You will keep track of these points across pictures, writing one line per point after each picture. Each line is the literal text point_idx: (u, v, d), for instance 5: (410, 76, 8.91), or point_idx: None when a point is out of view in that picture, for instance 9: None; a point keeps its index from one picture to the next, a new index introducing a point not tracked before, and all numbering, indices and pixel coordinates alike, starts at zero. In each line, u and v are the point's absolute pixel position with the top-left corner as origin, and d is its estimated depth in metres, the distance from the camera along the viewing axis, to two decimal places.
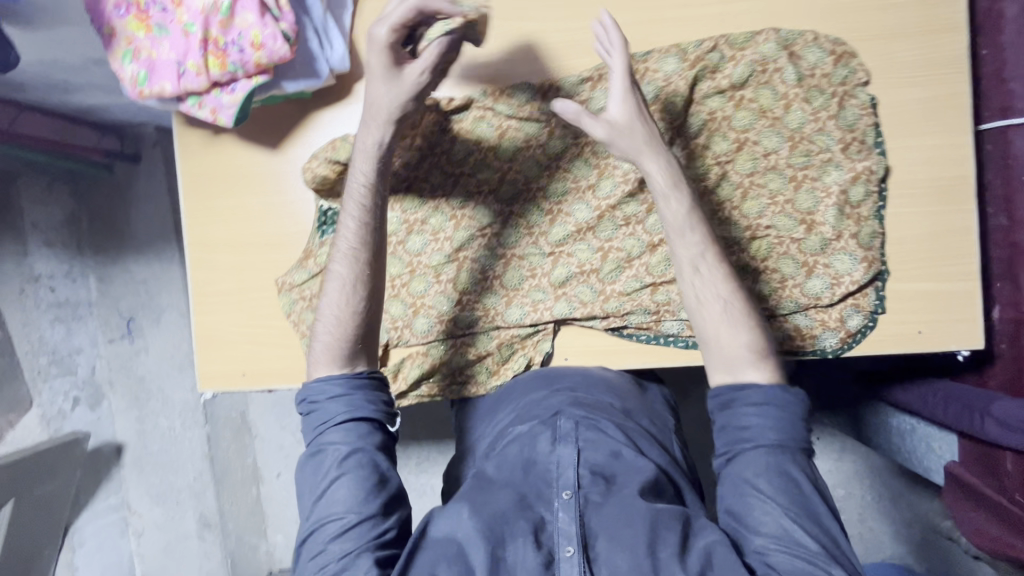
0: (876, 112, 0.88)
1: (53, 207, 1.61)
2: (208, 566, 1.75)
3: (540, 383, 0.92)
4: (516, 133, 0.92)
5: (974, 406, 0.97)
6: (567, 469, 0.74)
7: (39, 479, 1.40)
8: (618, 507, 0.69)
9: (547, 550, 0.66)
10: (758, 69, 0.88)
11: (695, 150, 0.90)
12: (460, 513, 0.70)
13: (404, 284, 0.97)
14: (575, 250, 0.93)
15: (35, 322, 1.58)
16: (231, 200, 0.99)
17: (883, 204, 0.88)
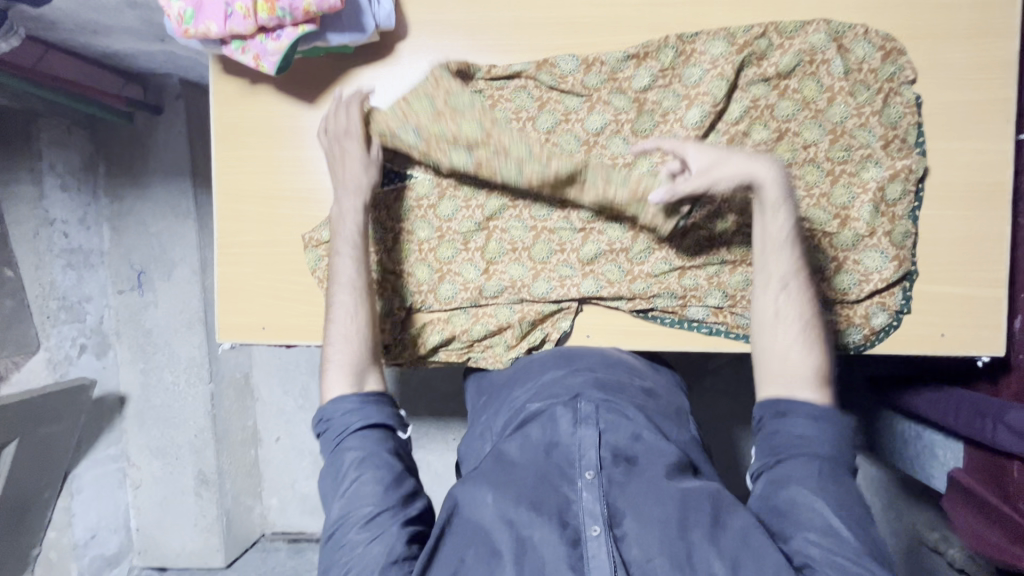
0: (919, 112, 0.88)
1: (73, 150, 1.57)
2: (203, 522, 1.74)
3: (557, 362, 0.91)
4: (556, 106, 0.92)
5: (986, 413, 0.98)
6: (589, 450, 0.74)
7: (44, 421, 1.40)
8: (643, 489, 0.70)
9: (573, 531, 0.68)
10: (806, 59, 0.87)
11: (736, 137, 0.89)
12: (483, 500, 0.71)
13: (432, 249, 0.97)
14: (605, 227, 0.93)
15: (49, 266, 1.52)
16: (263, 152, 0.98)
17: (917, 205, 0.89)
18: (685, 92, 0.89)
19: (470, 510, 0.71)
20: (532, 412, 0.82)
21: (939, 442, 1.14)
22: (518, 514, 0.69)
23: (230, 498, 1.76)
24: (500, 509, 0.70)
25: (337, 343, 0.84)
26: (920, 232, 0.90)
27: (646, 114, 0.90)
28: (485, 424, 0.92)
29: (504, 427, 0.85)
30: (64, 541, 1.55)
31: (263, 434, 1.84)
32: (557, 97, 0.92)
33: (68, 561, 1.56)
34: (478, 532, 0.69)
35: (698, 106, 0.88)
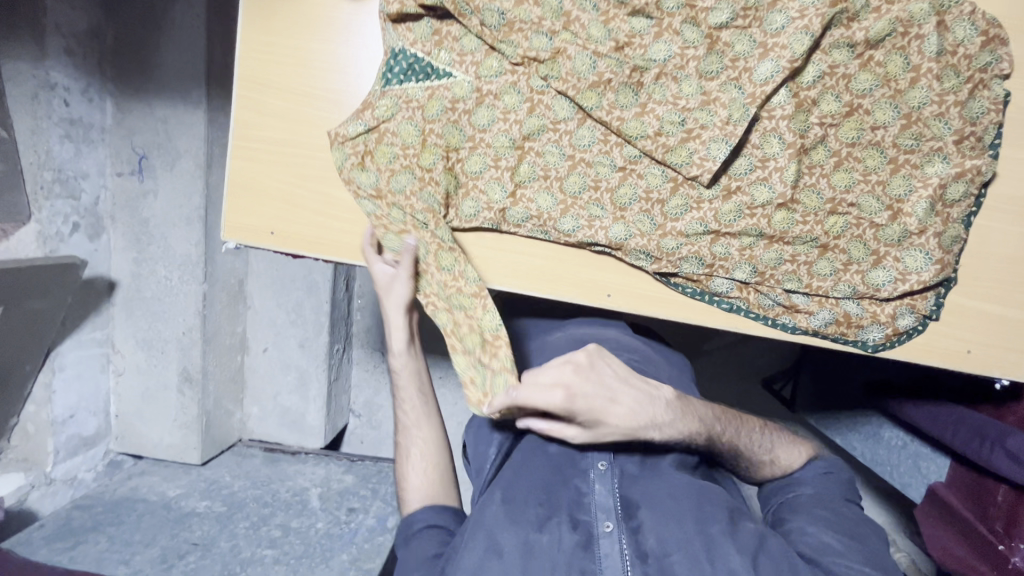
0: (1004, 110, 0.81)
1: (79, 12, 1.45)
2: (182, 420, 1.74)
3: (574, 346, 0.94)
4: (622, 24, 0.80)
5: (986, 435, 0.98)
6: (600, 442, 0.82)
7: (30, 294, 1.35)
8: (653, 481, 0.79)
9: (585, 528, 0.76)
10: (899, 31, 0.77)
11: (806, 103, 0.80)
12: (493, 500, 0.79)
13: (460, 159, 0.89)
14: (648, 170, 0.86)
15: (47, 133, 1.43)
16: (291, 39, 0.89)
17: (975, 211, 0.84)
18: (762, 44, 0.78)
19: (485, 517, 0.78)
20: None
21: (924, 454, 1.15)
22: (525, 514, 0.77)
23: (212, 400, 1.78)
24: (512, 524, 0.77)
25: (407, 420, 0.98)
26: (970, 242, 0.85)
27: (715, 55, 0.80)
28: (494, 410, 0.94)
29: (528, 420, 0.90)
30: (42, 416, 1.54)
31: (251, 342, 1.88)
32: (624, 17, 0.80)
33: (45, 436, 1.55)
34: (487, 533, 0.76)
35: (771, 58, 0.78)
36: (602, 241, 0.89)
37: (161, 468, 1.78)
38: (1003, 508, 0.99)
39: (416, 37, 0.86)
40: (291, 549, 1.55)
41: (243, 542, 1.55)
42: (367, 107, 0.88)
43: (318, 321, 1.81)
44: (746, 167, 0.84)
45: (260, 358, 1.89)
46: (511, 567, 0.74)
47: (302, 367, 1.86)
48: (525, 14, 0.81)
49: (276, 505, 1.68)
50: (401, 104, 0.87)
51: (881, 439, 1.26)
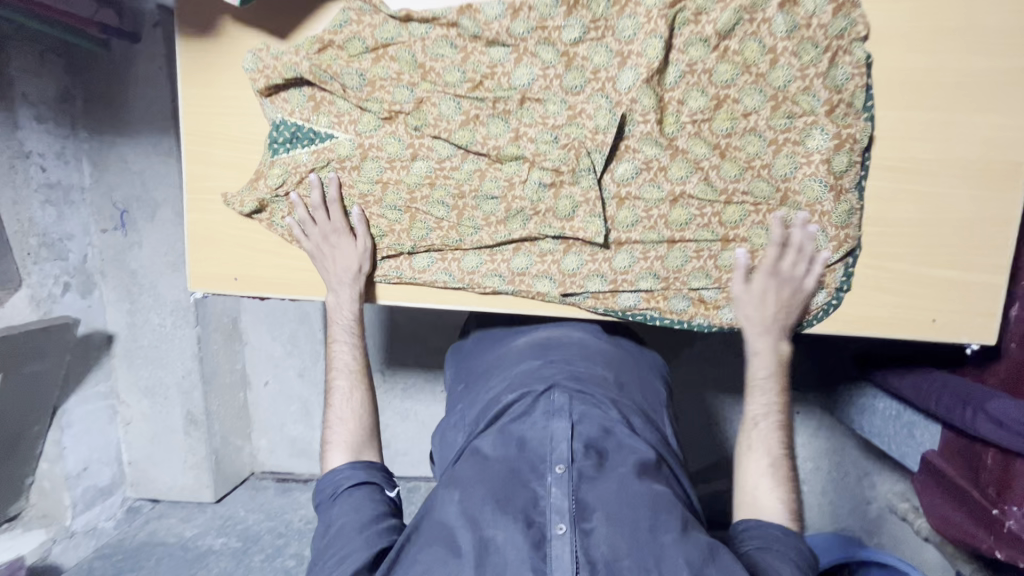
0: (869, 73, 0.82)
1: (46, 80, 1.49)
2: (193, 460, 1.79)
3: (535, 352, 0.95)
4: (533, 58, 0.85)
5: (968, 400, 0.96)
6: (560, 443, 0.77)
7: (28, 358, 1.40)
8: (613, 484, 0.74)
9: (538, 529, 0.71)
10: (746, 17, 0.80)
11: (723, 99, 0.83)
12: (452, 496, 0.75)
13: (376, 202, 0.92)
14: (577, 177, 0.86)
15: (27, 201, 1.48)
16: (231, 91, 0.92)
17: (865, 176, 0.84)
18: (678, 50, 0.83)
19: (439, 503, 0.75)
20: (503, 404, 0.84)
21: (916, 422, 1.14)
22: (481, 513, 0.72)
23: (219, 438, 1.81)
24: (464, 506, 0.73)
25: (342, 373, 0.97)
26: (922, 209, 0.85)
27: (630, 70, 0.82)
28: (459, 413, 0.96)
29: (479, 416, 0.89)
30: (56, 472, 1.60)
31: (252, 377, 1.89)
32: (534, 48, 0.85)
33: (61, 491, 1.61)
34: (444, 531, 0.72)
35: (676, 63, 0.83)
36: (555, 274, 0.91)
37: (178, 509, 1.82)
38: (993, 472, 0.97)
39: (346, 86, 0.88)
40: None
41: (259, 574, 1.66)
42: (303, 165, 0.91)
43: (313, 350, 1.82)
44: (685, 170, 0.85)
45: (262, 392, 1.89)
46: (463, 570, 0.69)
47: (304, 397, 1.87)
48: (382, 71, 0.88)
49: (289, 535, 1.76)
50: (290, 170, 0.92)
51: (875, 410, 1.25)
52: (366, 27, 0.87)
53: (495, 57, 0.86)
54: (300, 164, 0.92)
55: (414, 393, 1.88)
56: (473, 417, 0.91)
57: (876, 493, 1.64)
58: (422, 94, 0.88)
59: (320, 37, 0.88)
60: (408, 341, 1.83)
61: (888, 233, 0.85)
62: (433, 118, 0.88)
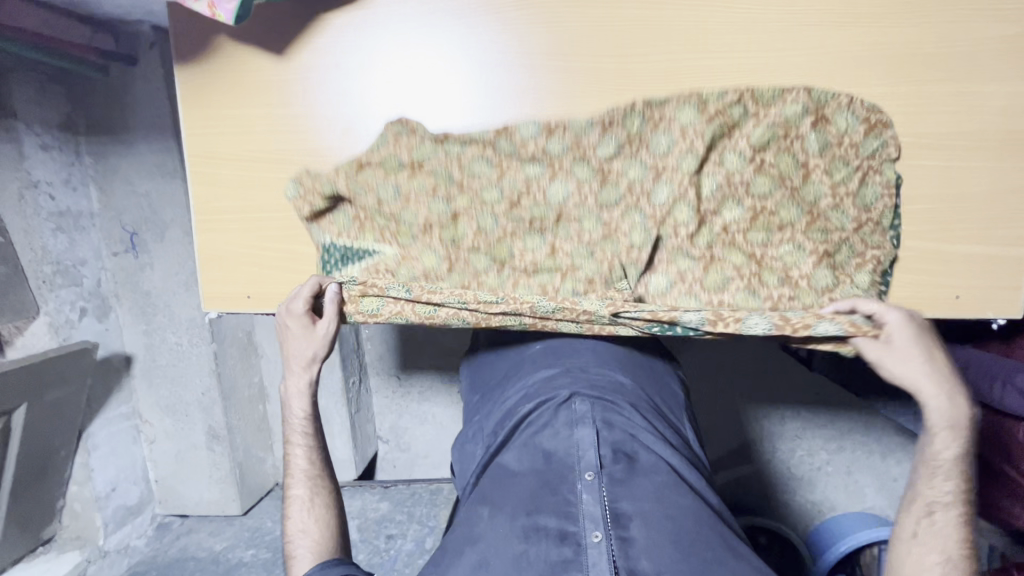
0: (898, 191, 0.83)
1: (49, 109, 1.49)
2: (217, 475, 1.81)
3: (550, 360, 0.95)
4: (568, 176, 0.86)
5: (994, 375, 0.95)
6: (587, 451, 0.77)
7: (49, 384, 1.41)
8: (645, 489, 0.74)
9: (572, 541, 0.69)
10: (781, 133, 0.81)
11: (745, 189, 0.83)
12: (480, 510, 0.75)
13: (416, 254, 0.90)
14: (613, 285, 0.88)
15: (39, 230, 1.49)
16: (233, 110, 0.92)
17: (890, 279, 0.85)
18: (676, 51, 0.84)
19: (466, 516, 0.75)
20: (524, 413, 0.85)
21: None
22: (513, 526, 0.72)
23: (241, 451, 1.83)
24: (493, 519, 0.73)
25: (299, 481, 1.00)
26: (940, 185, 0.82)
27: (665, 185, 0.83)
28: (478, 424, 0.96)
29: (499, 426, 0.89)
30: (86, 493, 1.62)
31: (270, 389, 1.92)
32: (568, 166, 0.86)
33: (92, 511, 1.64)
34: (474, 547, 0.72)
35: (694, 153, 0.82)
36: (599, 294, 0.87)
37: (206, 524, 1.85)
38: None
39: (383, 198, 0.88)
40: None
41: None
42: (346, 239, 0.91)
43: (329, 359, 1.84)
44: (723, 278, 0.86)
45: (281, 404, 1.92)
46: None
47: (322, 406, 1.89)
48: (418, 184, 0.88)
49: None
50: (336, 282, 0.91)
51: None
52: (404, 147, 0.88)
53: (516, 178, 0.87)
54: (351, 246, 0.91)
55: (430, 395, 1.92)
56: (492, 428, 0.91)
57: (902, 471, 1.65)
58: (459, 209, 0.88)
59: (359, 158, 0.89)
60: (428, 342, 1.88)
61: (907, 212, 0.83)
62: (472, 231, 0.89)
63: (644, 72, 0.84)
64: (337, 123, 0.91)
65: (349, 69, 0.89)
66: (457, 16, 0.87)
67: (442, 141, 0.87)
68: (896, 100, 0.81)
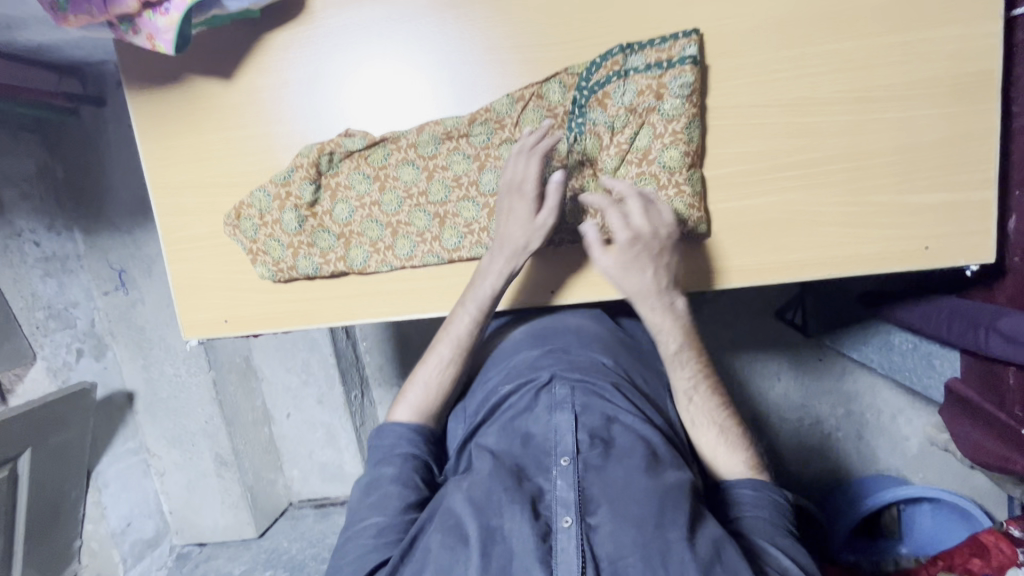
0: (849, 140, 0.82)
1: (25, 158, 1.51)
2: (229, 500, 1.83)
3: (532, 341, 0.99)
4: (497, 160, 0.89)
5: (979, 322, 0.93)
6: (565, 436, 0.78)
7: (52, 428, 1.43)
8: (618, 473, 0.74)
9: (545, 523, 0.71)
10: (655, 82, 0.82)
11: (677, 135, 0.82)
12: (458, 491, 0.75)
13: (388, 246, 0.93)
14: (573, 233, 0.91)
15: (28, 277, 1.51)
16: (190, 137, 0.93)
17: (859, 218, 0.84)
18: (617, 31, 0.83)
19: (447, 496, 0.77)
20: (503, 395, 0.89)
21: (935, 351, 1.12)
22: (488, 506, 0.72)
23: (251, 475, 1.85)
24: (470, 495, 0.74)
25: (448, 341, 0.93)
26: (894, 138, 0.81)
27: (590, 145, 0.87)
28: (460, 404, 1.00)
29: (480, 409, 0.92)
30: (102, 531, 1.65)
31: (274, 411, 1.93)
32: (496, 150, 0.89)
33: (110, 548, 1.66)
34: (451, 522, 0.73)
35: (617, 113, 0.85)
36: None
37: (224, 549, 1.87)
38: (1017, 392, 0.94)
39: (354, 187, 0.93)
40: None
41: None
42: (298, 240, 0.94)
43: (327, 375, 1.85)
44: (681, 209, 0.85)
45: (286, 424, 1.93)
46: (470, 565, 0.68)
47: (327, 423, 1.91)
48: (391, 193, 0.92)
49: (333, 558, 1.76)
50: (319, 262, 0.94)
51: (894, 346, 1.24)
52: (360, 159, 0.92)
53: (461, 155, 0.90)
54: (327, 253, 0.95)
55: None
56: (473, 409, 0.95)
57: (912, 429, 1.65)
58: (412, 192, 0.92)
59: (321, 144, 0.91)
60: (425, 348, 1.89)
61: (865, 166, 0.82)
62: (433, 212, 0.92)
63: (588, 55, 0.85)
64: (294, 139, 0.92)
65: (298, 83, 0.90)
66: (397, 22, 0.87)
67: (393, 141, 0.91)
68: (840, 54, 0.80)
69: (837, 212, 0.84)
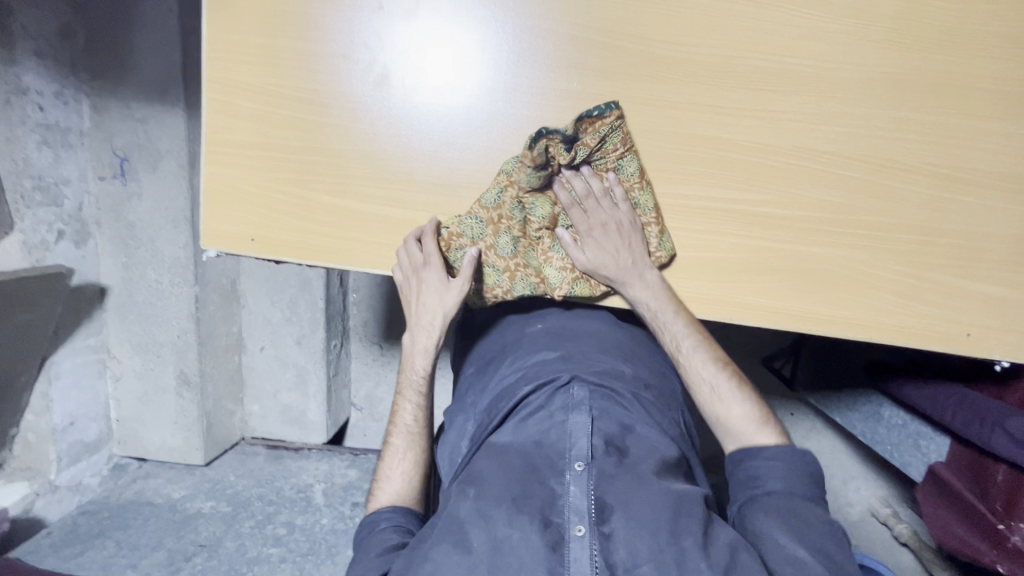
0: (923, 214, 0.83)
1: (48, 12, 1.39)
2: (183, 421, 1.74)
3: (549, 342, 0.98)
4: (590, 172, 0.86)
5: (987, 416, 0.97)
6: (579, 439, 0.78)
7: (18, 306, 1.33)
8: (631, 479, 0.74)
9: (555, 530, 0.71)
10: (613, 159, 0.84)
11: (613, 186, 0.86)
12: (467, 491, 0.76)
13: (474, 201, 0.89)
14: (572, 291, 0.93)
15: (23, 141, 1.39)
16: (261, 37, 0.86)
17: (909, 291, 0.85)
18: (731, 45, 0.81)
19: (451, 500, 0.76)
20: (521, 395, 0.88)
21: (924, 433, 1.15)
22: (497, 512, 0.72)
23: (212, 401, 1.78)
24: (479, 504, 0.74)
25: (400, 432, 0.99)
26: (970, 222, 0.83)
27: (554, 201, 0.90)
28: (470, 401, 0.99)
29: (492, 407, 0.92)
30: (42, 424, 1.54)
31: (248, 341, 1.86)
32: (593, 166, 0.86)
33: (47, 444, 1.56)
34: (458, 528, 0.73)
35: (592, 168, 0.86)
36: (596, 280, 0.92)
37: (165, 470, 1.78)
38: (1003, 487, 0.98)
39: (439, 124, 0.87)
40: (296, 547, 1.59)
41: (248, 542, 1.59)
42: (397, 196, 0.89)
43: (313, 318, 1.79)
44: None
45: (258, 357, 1.87)
46: (477, 567, 0.69)
47: (299, 364, 1.85)
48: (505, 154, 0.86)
49: (279, 502, 1.70)
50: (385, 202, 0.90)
51: (881, 419, 1.27)
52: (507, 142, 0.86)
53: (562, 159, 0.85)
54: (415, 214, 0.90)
55: None
56: (486, 408, 0.94)
57: (860, 498, 1.72)
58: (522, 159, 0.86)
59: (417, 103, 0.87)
60: None
61: (930, 242, 0.83)
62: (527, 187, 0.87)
63: (697, 62, 0.82)
64: (372, 68, 0.86)
65: (395, 11, 0.85)
66: None
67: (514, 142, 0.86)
68: (942, 128, 0.81)
69: (895, 280, 0.85)
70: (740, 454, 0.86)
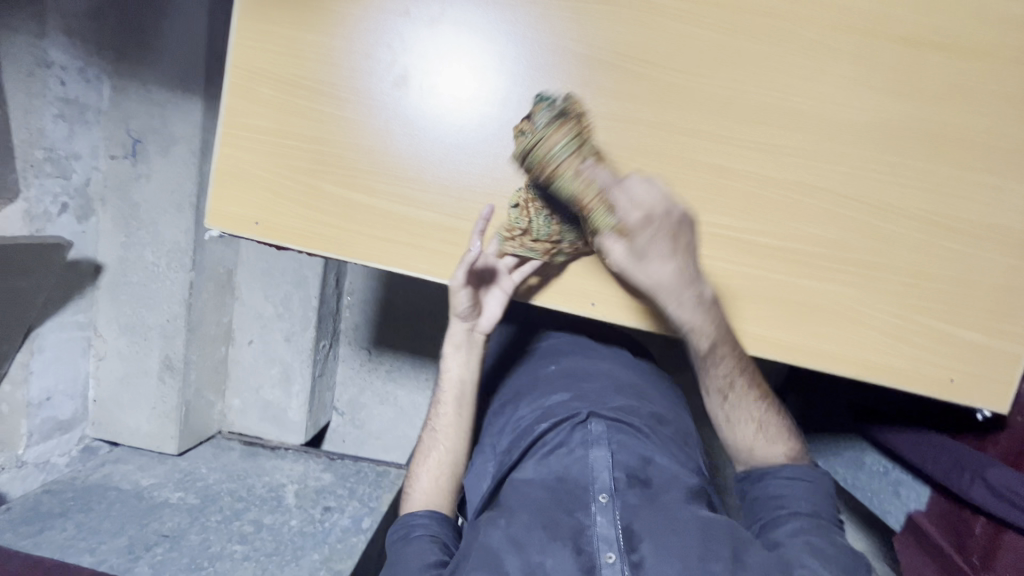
0: (914, 258, 0.85)
1: None
2: (161, 408, 1.71)
3: (567, 383, 1.00)
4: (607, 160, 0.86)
5: (966, 465, 0.99)
6: (601, 472, 0.82)
7: (12, 271, 1.32)
8: (656, 512, 0.77)
9: (587, 557, 0.74)
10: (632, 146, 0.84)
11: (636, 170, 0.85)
12: (495, 522, 0.79)
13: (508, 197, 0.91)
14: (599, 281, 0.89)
15: (41, 111, 1.41)
16: (288, 30, 0.89)
17: (898, 332, 0.86)
18: (737, 79, 0.85)
19: (482, 533, 0.79)
20: (540, 429, 0.91)
21: (904, 480, 1.15)
22: (529, 541, 0.76)
23: (193, 389, 1.76)
24: (509, 534, 0.77)
25: (436, 443, 1.03)
26: (959, 269, 0.85)
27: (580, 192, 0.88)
28: (490, 438, 1.02)
29: (515, 441, 0.95)
30: (17, 396, 1.50)
31: (237, 333, 1.86)
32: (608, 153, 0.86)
33: (19, 417, 1.51)
34: (490, 556, 0.76)
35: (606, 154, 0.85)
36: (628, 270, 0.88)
37: (136, 457, 1.74)
38: (979, 539, 0.99)
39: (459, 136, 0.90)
40: (261, 546, 1.53)
41: (213, 536, 1.52)
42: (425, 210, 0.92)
43: (305, 316, 1.79)
44: None
45: (245, 350, 1.87)
46: None
47: (286, 361, 1.84)
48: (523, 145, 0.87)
49: (249, 500, 1.66)
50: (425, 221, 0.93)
51: (861, 464, 1.26)
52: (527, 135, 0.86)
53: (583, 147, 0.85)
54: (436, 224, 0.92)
55: (397, 376, 1.90)
56: (506, 445, 0.97)
57: None
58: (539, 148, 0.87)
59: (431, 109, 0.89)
60: (408, 322, 1.86)
61: (921, 285, 0.85)
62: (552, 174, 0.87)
63: (705, 92, 0.85)
64: (393, 70, 0.89)
65: (420, 18, 0.88)
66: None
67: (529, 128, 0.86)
68: (935, 177, 0.84)
69: (885, 320, 0.86)
70: (783, 473, 0.86)
